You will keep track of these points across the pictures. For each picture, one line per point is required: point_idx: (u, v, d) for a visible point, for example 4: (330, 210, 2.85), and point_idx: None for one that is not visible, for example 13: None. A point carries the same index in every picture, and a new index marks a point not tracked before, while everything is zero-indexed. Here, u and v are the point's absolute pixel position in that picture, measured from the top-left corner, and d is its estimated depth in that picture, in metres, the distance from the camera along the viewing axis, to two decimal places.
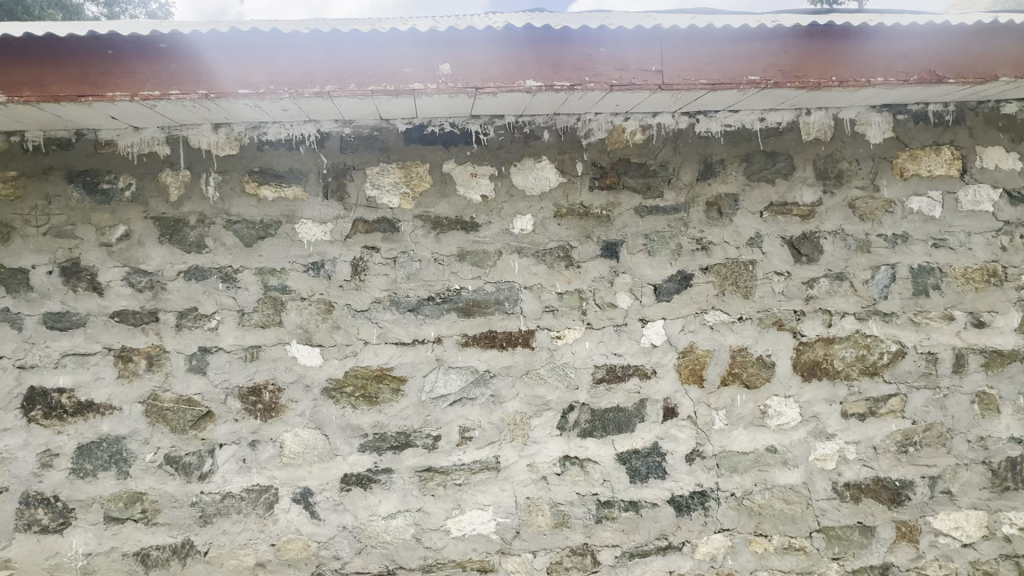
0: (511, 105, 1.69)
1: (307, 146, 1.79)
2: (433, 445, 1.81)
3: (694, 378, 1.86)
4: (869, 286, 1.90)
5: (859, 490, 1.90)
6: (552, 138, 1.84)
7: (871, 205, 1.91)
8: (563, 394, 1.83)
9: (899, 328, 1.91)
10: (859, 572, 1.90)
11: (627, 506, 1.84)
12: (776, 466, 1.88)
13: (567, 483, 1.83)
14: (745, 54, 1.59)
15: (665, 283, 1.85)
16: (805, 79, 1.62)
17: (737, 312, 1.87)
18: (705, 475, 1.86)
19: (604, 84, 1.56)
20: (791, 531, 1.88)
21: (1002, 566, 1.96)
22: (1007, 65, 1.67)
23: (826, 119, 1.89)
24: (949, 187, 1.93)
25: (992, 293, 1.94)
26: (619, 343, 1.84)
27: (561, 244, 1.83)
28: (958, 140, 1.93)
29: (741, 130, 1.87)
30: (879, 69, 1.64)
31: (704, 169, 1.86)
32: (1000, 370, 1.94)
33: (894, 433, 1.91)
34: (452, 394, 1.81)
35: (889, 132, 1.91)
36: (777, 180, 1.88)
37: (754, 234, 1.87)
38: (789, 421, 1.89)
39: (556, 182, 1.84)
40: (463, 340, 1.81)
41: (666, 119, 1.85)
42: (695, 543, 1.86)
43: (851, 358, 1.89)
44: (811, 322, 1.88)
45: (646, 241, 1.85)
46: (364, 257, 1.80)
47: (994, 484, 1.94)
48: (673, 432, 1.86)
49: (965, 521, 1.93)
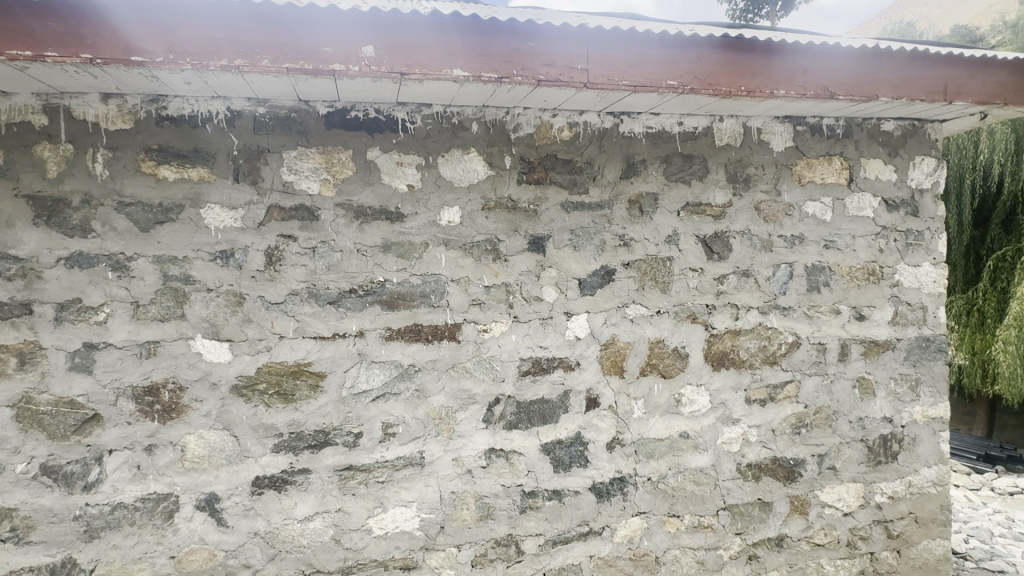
0: (439, 93, 1.66)
1: (215, 124, 1.65)
2: (353, 442, 1.74)
3: (615, 369, 1.93)
4: (770, 282, 2.07)
5: (759, 469, 2.07)
6: (481, 130, 1.82)
7: (774, 208, 2.07)
8: (489, 387, 1.83)
9: (795, 320, 2.09)
10: (758, 544, 2.07)
11: (551, 495, 1.88)
12: (688, 450, 2.00)
13: (492, 475, 1.83)
14: (664, 59, 1.66)
15: (589, 278, 1.90)
16: (718, 87, 1.72)
17: (656, 306, 1.96)
18: (624, 462, 1.94)
19: (531, 78, 1.57)
20: (701, 510, 2.01)
21: (874, 531, 2.22)
22: (885, 87, 1.88)
23: (736, 126, 2.03)
24: (838, 194, 2.14)
25: (871, 290, 2.18)
26: (545, 336, 1.87)
27: (489, 237, 1.83)
28: (846, 152, 2.15)
29: (661, 132, 1.96)
30: (782, 82, 1.78)
31: (627, 168, 1.93)
32: (876, 358, 2.19)
33: (789, 416, 2.10)
34: (375, 389, 1.75)
35: (789, 142, 2.08)
36: (693, 181, 1.99)
37: (672, 231, 1.98)
38: (700, 408, 2.01)
39: (485, 175, 1.83)
40: (387, 334, 1.76)
41: (592, 117, 1.90)
42: (615, 527, 1.93)
43: (755, 349, 2.05)
44: (720, 315, 2.02)
45: (572, 236, 1.89)
46: (280, 246, 1.69)
47: (869, 459, 2.19)
48: (595, 421, 1.92)
49: (846, 493, 2.16)
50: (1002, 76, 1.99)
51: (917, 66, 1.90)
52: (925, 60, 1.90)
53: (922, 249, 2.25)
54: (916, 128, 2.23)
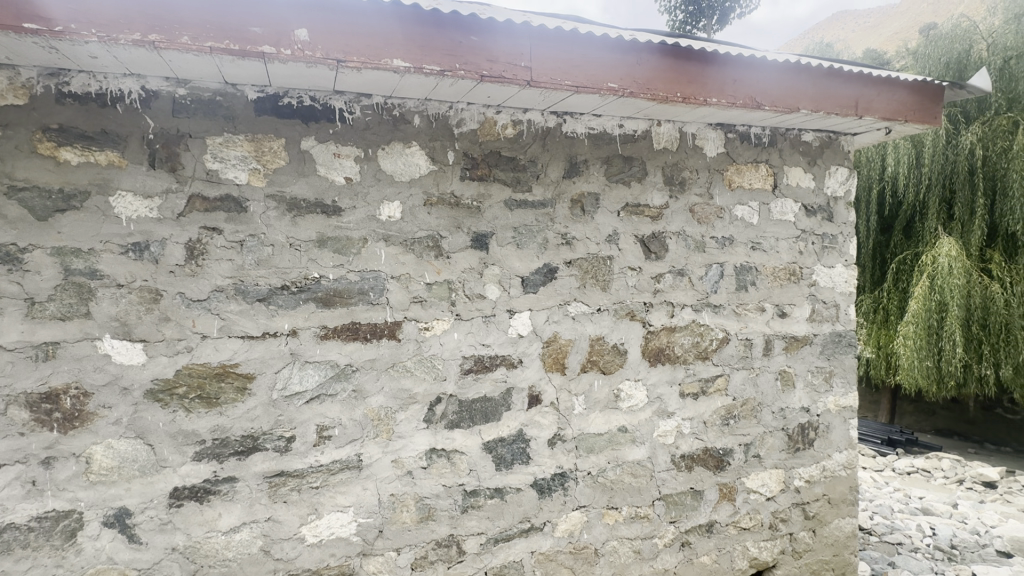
0: (378, 83, 1.60)
1: (127, 104, 1.50)
2: (285, 447, 1.65)
3: (557, 366, 1.96)
4: (703, 281, 2.17)
5: (691, 459, 2.17)
6: (423, 124, 1.79)
7: (707, 210, 2.18)
8: (430, 386, 1.80)
9: (725, 318, 2.21)
10: (690, 531, 2.17)
11: (492, 493, 1.87)
12: (626, 444, 2.06)
13: (433, 476, 1.80)
14: (605, 62, 1.70)
15: (532, 276, 1.91)
16: (656, 92, 1.78)
17: (596, 304, 2.00)
18: (564, 457, 1.97)
19: (474, 73, 1.55)
20: (637, 501, 2.08)
21: (793, 513, 2.38)
22: (805, 100, 2.02)
23: (673, 131, 2.11)
24: (764, 199, 2.28)
25: (792, 289, 2.34)
26: (487, 334, 1.86)
27: (430, 233, 1.79)
28: (771, 160, 2.29)
29: (603, 134, 2.00)
30: (715, 90, 1.86)
31: (569, 168, 1.96)
32: (796, 352, 2.35)
33: (719, 409, 2.21)
34: (308, 391, 1.67)
35: (721, 148, 2.19)
36: (632, 183, 2.05)
37: (612, 231, 2.02)
38: (638, 403, 2.08)
39: (427, 170, 1.79)
40: (322, 332, 1.68)
41: (536, 116, 1.92)
42: (556, 522, 1.96)
43: (688, 345, 2.15)
44: (657, 313, 2.09)
45: (515, 234, 1.89)
46: (203, 239, 1.57)
47: (789, 446, 2.35)
48: (536, 418, 1.93)
49: (768, 479, 2.31)
50: (904, 96, 2.19)
51: (832, 83, 2.06)
52: (839, 77, 2.06)
53: (835, 251, 2.44)
54: (832, 140, 2.41)
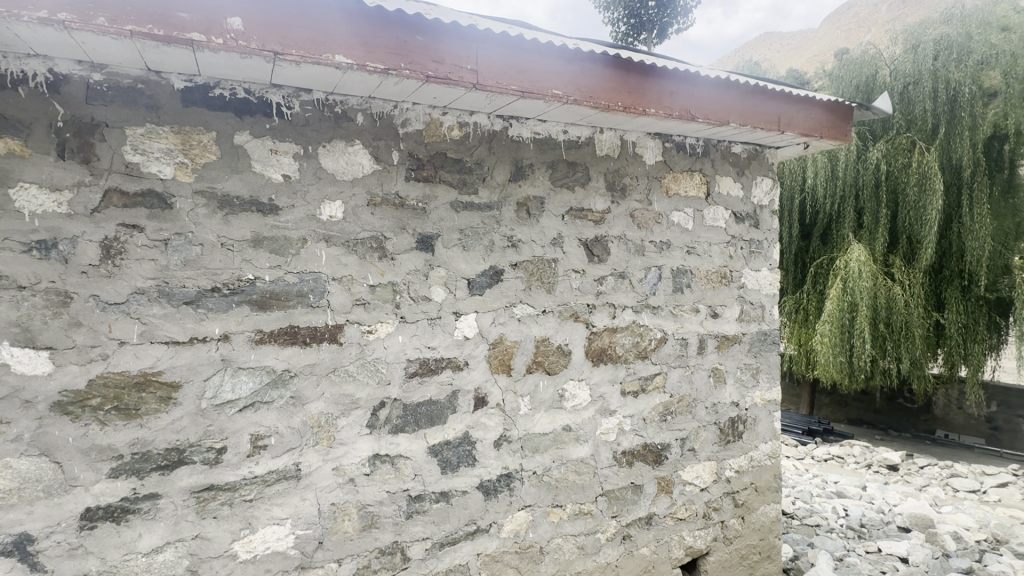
0: (319, 79, 1.55)
1: (32, 87, 1.36)
2: (215, 459, 1.55)
3: (503, 367, 1.97)
4: (643, 283, 2.26)
5: (632, 455, 2.25)
6: (366, 122, 1.75)
7: (646, 215, 2.27)
8: (373, 391, 1.75)
9: (663, 318, 2.31)
10: (631, 524, 2.25)
11: (438, 497, 1.86)
12: (571, 442, 2.11)
13: (376, 482, 1.76)
14: (550, 69, 1.74)
15: (478, 278, 1.92)
16: (598, 101, 1.84)
17: (541, 306, 2.04)
18: (510, 458, 1.99)
19: (419, 73, 1.53)
20: (581, 498, 2.13)
21: (724, 502, 2.53)
22: (734, 114, 2.16)
23: (614, 139, 2.19)
24: (698, 206, 2.41)
25: (723, 290, 2.49)
26: (433, 336, 1.84)
27: (374, 234, 1.76)
28: (704, 169, 2.43)
29: (548, 139, 2.05)
30: (653, 102, 1.95)
31: (515, 171, 1.98)
32: (727, 351, 2.50)
33: (658, 405, 2.31)
34: (242, 398, 1.58)
35: (659, 157, 2.30)
36: (576, 188, 2.11)
37: (557, 234, 2.07)
38: (582, 402, 2.14)
39: (370, 169, 1.75)
40: (257, 337, 1.60)
41: (482, 119, 1.93)
42: (501, 523, 1.97)
43: (629, 345, 2.23)
44: (600, 314, 2.16)
45: (461, 236, 1.89)
46: (122, 237, 1.45)
47: (721, 439, 2.50)
48: (482, 420, 1.94)
49: (702, 470, 2.44)
50: (819, 114, 2.39)
51: (758, 99, 2.22)
52: (763, 94, 2.22)
53: (761, 256, 2.62)
54: (758, 152, 2.59)
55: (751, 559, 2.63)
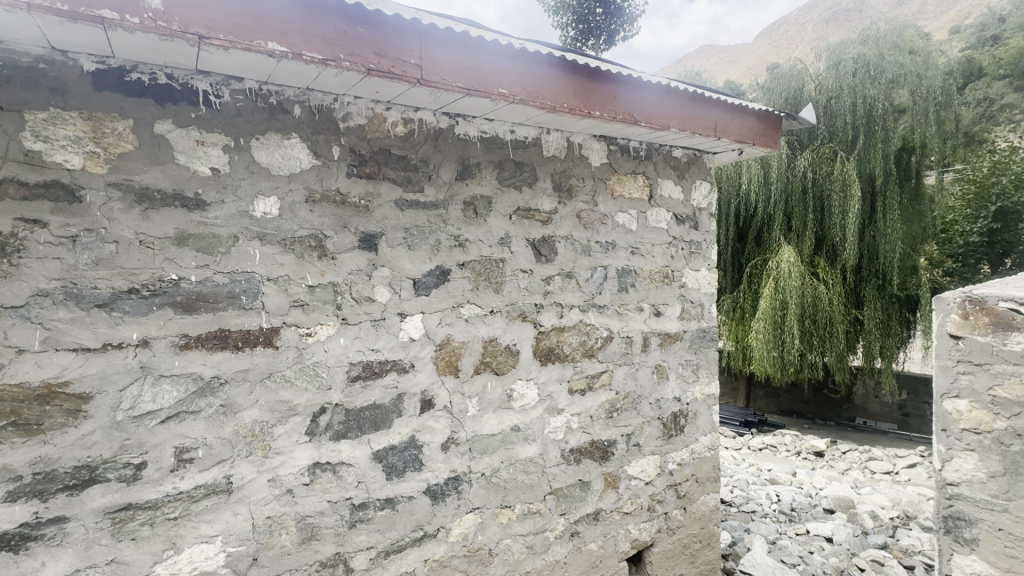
0: (251, 67, 1.47)
1: None
2: (133, 476, 1.43)
3: (450, 368, 1.94)
4: (589, 283, 2.30)
5: (579, 453, 2.28)
6: (304, 115, 1.67)
7: (592, 216, 2.31)
8: (313, 397, 1.67)
9: (609, 317, 2.36)
10: (579, 521, 2.28)
11: (383, 504, 1.80)
12: (519, 442, 2.11)
13: (317, 492, 1.68)
14: (496, 67, 1.73)
15: (424, 278, 1.88)
16: (544, 101, 1.85)
17: (489, 306, 2.02)
18: (458, 460, 1.96)
19: (360, 66, 1.48)
20: (530, 498, 2.13)
21: (668, 494, 2.62)
22: (674, 119, 2.24)
23: (561, 140, 2.21)
24: (641, 208, 2.48)
25: (665, 289, 2.57)
26: (376, 339, 1.78)
27: (313, 232, 1.68)
28: (647, 172, 2.51)
29: (495, 138, 2.04)
30: (598, 104, 1.99)
31: (462, 170, 1.96)
32: (669, 348, 2.59)
33: (604, 403, 2.36)
34: (164, 409, 1.46)
35: (604, 159, 2.35)
36: (523, 188, 2.11)
37: (504, 234, 2.06)
38: (530, 402, 2.14)
39: (308, 164, 1.68)
40: (182, 342, 1.49)
41: (428, 115, 1.89)
42: (449, 527, 1.94)
43: (576, 344, 2.26)
44: (547, 314, 2.17)
45: (406, 235, 1.84)
46: (20, 233, 1.30)
47: (664, 433, 2.58)
48: (429, 423, 1.90)
49: (647, 464, 2.52)
50: (752, 123, 2.53)
51: (697, 106, 2.31)
52: (702, 101, 2.31)
53: (700, 256, 2.74)
54: (697, 157, 2.70)
55: (693, 547, 2.74)
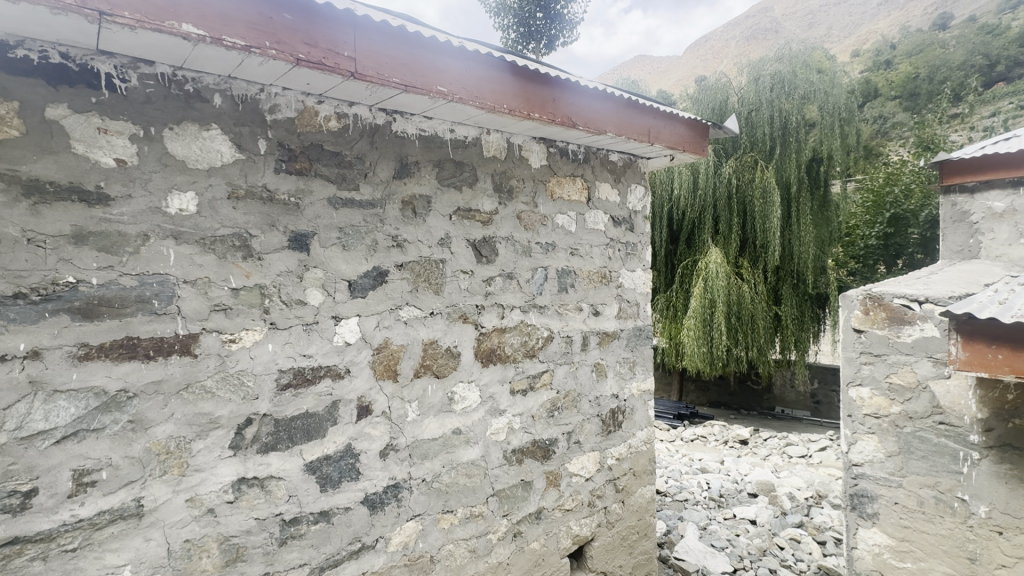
0: (163, 50, 1.34)
1: None
2: (21, 506, 1.25)
3: (389, 373, 1.88)
4: (530, 284, 2.31)
5: (521, 453, 2.29)
6: (225, 105, 1.55)
7: (532, 217, 2.33)
8: (238, 408, 1.56)
9: (549, 318, 2.39)
10: (521, 521, 2.29)
11: (317, 518, 1.71)
12: (461, 445, 2.08)
13: (242, 509, 1.56)
14: (435, 65, 1.69)
15: (360, 280, 1.81)
16: (484, 101, 1.84)
17: (429, 308, 1.98)
18: (398, 467, 1.90)
19: (289, 55, 1.39)
20: (472, 501, 2.11)
21: (607, 488, 2.69)
22: (610, 124, 2.31)
23: (501, 141, 2.21)
24: (580, 209, 2.54)
25: (603, 290, 2.65)
26: (309, 344, 1.69)
27: (237, 231, 1.56)
28: (585, 174, 2.56)
29: (434, 136, 2.00)
30: (537, 107, 2.01)
31: (400, 168, 1.91)
32: (607, 346, 2.66)
33: (545, 402, 2.38)
34: (59, 428, 1.30)
35: (544, 161, 2.37)
36: (463, 188, 2.09)
37: (444, 234, 2.03)
38: (471, 404, 2.12)
39: (231, 158, 1.56)
40: (81, 352, 1.33)
41: (363, 111, 1.82)
42: (389, 537, 1.87)
43: (517, 344, 2.27)
44: (488, 315, 2.16)
45: (341, 235, 1.77)
46: None
47: (603, 430, 2.65)
48: (367, 430, 1.83)
49: (587, 461, 2.57)
50: (683, 131, 2.66)
51: (632, 113, 2.40)
52: (636, 108, 2.40)
53: (636, 257, 2.84)
54: (632, 161, 2.80)
55: (631, 539, 2.83)
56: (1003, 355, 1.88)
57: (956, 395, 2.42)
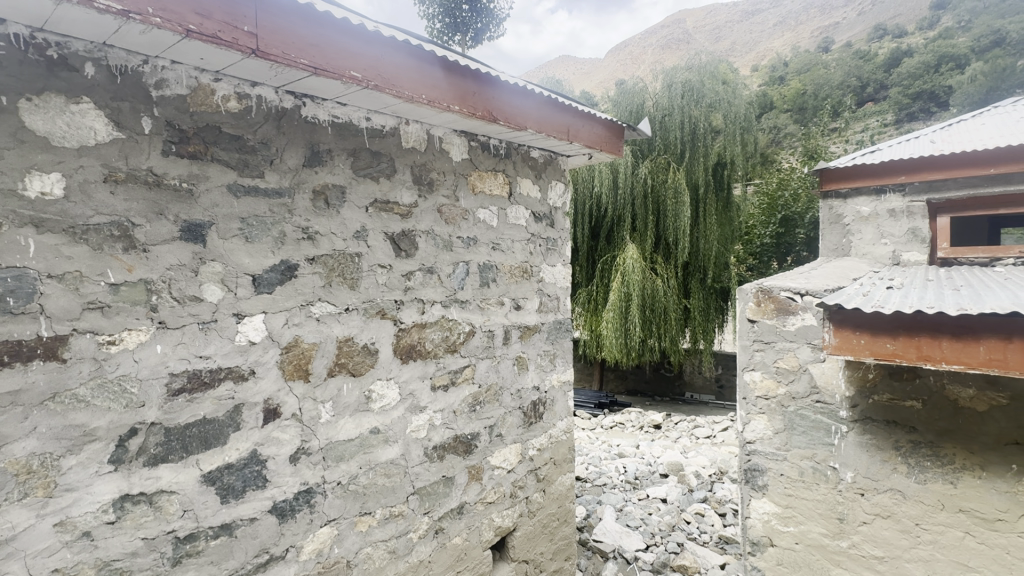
0: (16, 7, 1.15)
1: None
2: None
3: (299, 373, 1.77)
4: (451, 278, 2.29)
5: (443, 449, 2.27)
6: (100, 76, 1.37)
7: (453, 211, 2.31)
8: (119, 418, 1.39)
9: (471, 312, 2.39)
10: (443, 517, 2.27)
11: (217, 532, 1.58)
12: (379, 445, 2.02)
13: (127, 530, 1.41)
14: (348, 48, 1.61)
15: (266, 274, 1.68)
16: (402, 91, 1.78)
17: (344, 303, 1.89)
18: (310, 471, 1.80)
19: (176, 25, 1.26)
20: (391, 501, 2.06)
21: (528, 479, 2.74)
22: (530, 121, 2.34)
23: (420, 132, 2.16)
24: (501, 204, 2.55)
25: (525, 284, 2.69)
26: (205, 344, 1.55)
27: (117, 219, 1.39)
28: (506, 170, 2.58)
29: (348, 124, 1.91)
30: (458, 99, 1.99)
31: (310, 156, 1.80)
32: (528, 340, 2.71)
33: (466, 397, 2.37)
34: None
35: (465, 154, 2.36)
36: (381, 179, 2.02)
37: (360, 227, 1.94)
38: (390, 402, 2.06)
39: (107, 137, 1.39)
40: None
41: (268, 92, 1.69)
42: (300, 545, 1.78)
43: (438, 339, 2.24)
44: (408, 311, 2.11)
45: (243, 226, 1.64)
46: None
47: (525, 421, 2.70)
48: (275, 435, 1.72)
49: (509, 453, 2.61)
50: (600, 131, 2.76)
51: (552, 111, 2.45)
52: (556, 106, 2.45)
53: (556, 253, 2.91)
54: (552, 159, 2.87)
55: (551, 526, 2.92)
56: (865, 340, 2.15)
57: (829, 375, 2.74)
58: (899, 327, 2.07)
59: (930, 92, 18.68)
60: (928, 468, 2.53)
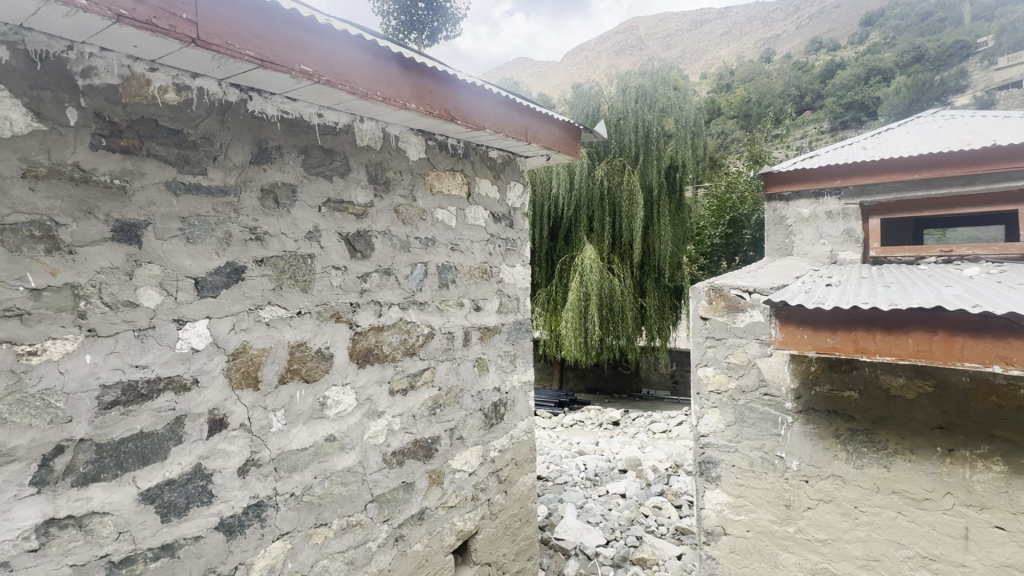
0: None
1: None
2: None
3: (247, 381, 1.69)
4: (409, 280, 2.25)
5: (402, 454, 2.22)
6: (17, 61, 1.25)
7: (410, 211, 2.26)
8: (42, 435, 1.27)
9: (430, 314, 2.35)
10: (403, 524, 2.22)
11: (157, 553, 1.48)
12: (335, 453, 1.95)
13: (53, 558, 1.29)
14: (297, 41, 1.55)
15: (210, 277, 1.59)
16: (355, 87, 1.73)
17: (296, 307, 1.82)
18: (260, 484, 1.72)
19: (106, 9, 1.16)
20: (348, 510, 1.99)
21: (489, 481, 2.73)
22: (488, 121, 2.33)
23: (376, 130, 2.10)
24: (459, 204, 2.52)
25: (484, 285, 2.67)
26: (142, 352, 1.44)
27: (39, 219, 1.28)
28: (464, 170, 2.56)
29: (299, 120, 1.84)
30: (414, 97, 1.95)
31: (257, 153, 1.72)
32: (488, 340, 2.69)
33: (426, 400, 2.33)
34: None
35: (422, 153, 2.32)
36: (334, 177, 1.95)
37: (312, 227, 1.87)
38: (346, 408, 2.00)
39: (26, 129, 1.27)
40: None
41: (210, 84, 1.60)
42: (251, 562, 1.69)
43: (396, 343, 2.19)
44: (364, 313, 2.05)
45: (184, 226, 1.54)
46: None
47: (486, 423, 2.69)
48: (221, 447, 1.63)
49: (470, 455, 2.58)
50: (557, 132, 2.79)
51: (511, 111, 2.45)
52: (514, 107, 2.45)
53: (515, 253, 2.91)
54: (510, 159, 2.87)
55: (514, 526, 2.91)
56: (808, 335, 2.27)
57: (776, 369, 2.88)
58: (838, 322, 2.20)
59: (862, 102, 20.03)
60: (864, 454, 2.69)
